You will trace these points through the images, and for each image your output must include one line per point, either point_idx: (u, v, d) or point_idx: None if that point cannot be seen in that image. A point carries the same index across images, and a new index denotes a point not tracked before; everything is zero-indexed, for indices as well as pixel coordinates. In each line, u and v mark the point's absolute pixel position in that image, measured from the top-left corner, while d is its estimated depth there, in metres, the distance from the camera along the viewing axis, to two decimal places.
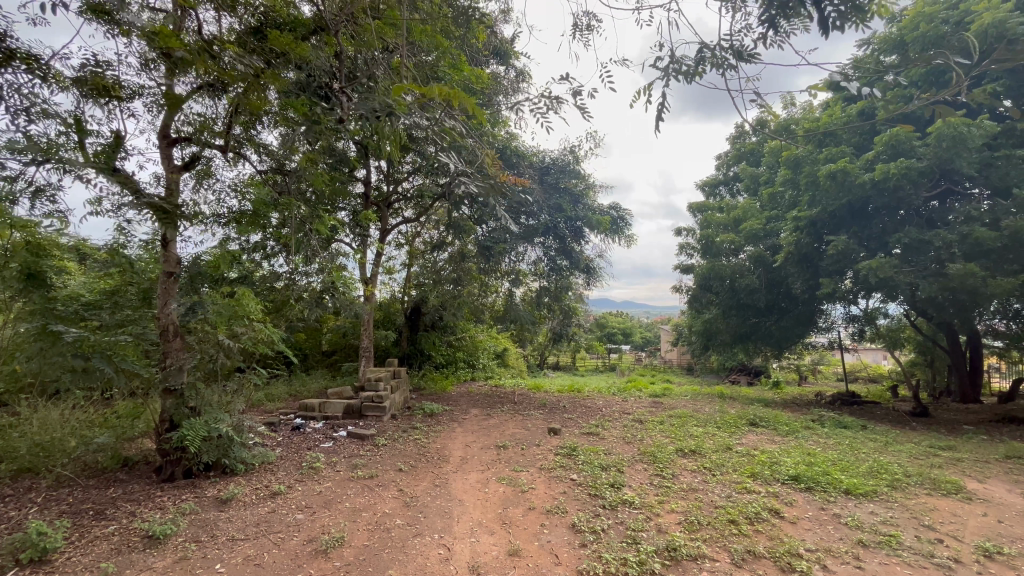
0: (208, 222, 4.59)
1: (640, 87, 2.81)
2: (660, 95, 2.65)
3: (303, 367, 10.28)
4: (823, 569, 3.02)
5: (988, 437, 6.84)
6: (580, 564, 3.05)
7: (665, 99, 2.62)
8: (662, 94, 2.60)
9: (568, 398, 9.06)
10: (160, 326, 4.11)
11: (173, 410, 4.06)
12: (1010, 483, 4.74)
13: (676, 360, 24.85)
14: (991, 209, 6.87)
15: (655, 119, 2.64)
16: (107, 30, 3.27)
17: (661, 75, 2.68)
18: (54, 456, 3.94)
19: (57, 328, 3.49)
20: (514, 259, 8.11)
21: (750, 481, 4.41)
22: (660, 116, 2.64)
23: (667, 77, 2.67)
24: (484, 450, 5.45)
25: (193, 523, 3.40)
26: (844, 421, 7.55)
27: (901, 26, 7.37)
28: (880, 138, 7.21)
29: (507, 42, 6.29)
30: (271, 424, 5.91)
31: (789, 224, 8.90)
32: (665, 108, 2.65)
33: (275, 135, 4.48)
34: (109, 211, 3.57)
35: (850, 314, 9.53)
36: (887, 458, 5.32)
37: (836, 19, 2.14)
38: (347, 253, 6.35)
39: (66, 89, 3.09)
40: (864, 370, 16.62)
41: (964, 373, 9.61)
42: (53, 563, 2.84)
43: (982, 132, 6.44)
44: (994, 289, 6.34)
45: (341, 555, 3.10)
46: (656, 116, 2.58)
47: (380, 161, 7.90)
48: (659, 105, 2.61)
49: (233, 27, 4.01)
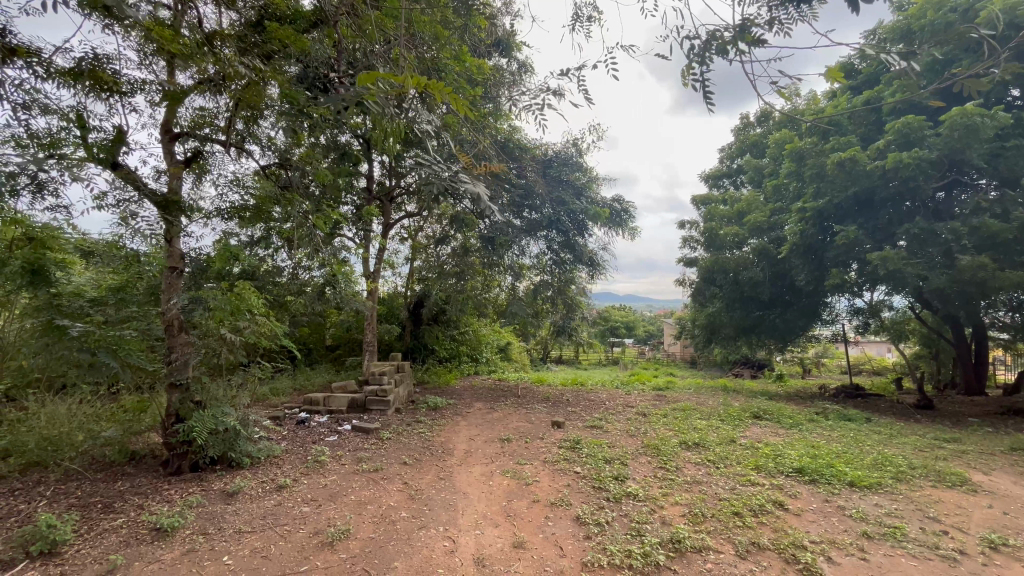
0: (209, 215, 4.58)
1: (682, 69, 2.56)
2: (700, 76, 2.46)
3: (308, 361, 10.34)
4: (827, 560, 3.03)
5: (993, 429, 6.82)
6: (585, 556, 3.06)
7: (706, 77, 2.44)
8: (704, 72, 2.40)
9: (571, 392, 9.06)
10: (164, 322, 3.94)
11: (178, 404, 4.02)
12: (1016, 475, 4.72)
13: (679, 354, 24.78)
14: (999, 200, 6.77)
15: (704, 101, 2.44)
16: (107, 24, 3.24)
17: (687, 60, 2.54)
18: (62, 450, 3.95)
19: (62, 324, 3.51)
20: (517, 254, 7.97)
21: (754, 473, 4.43)
22: (706, 95, 2.44)
23: (691, 61, 2.54)
24: (487, 443, 5.48)
25: (200, 515, 3.44)
26: (848, 414, 7.51)
27: (910, 14, 7.28)
28: (892, 126, 7.09)
29: (510, 35, 6.31)
30: (277, 418, 5.95)
31: (794, 215, 8.82)
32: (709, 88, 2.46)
33: (276, 129, 4.41)
34: (112, 206, 3.54)
35: (855, 306, 9.40)
36: (892, 451, 5.31)
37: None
38: (350, 246, 6.37)
39: (68, 84, 3.08)
40: (868, 363, 16.70)
41: (970, 366, 9.54)
42: (62, 556, 2.86)
43: (994, 123, 6.33)
44: (1004, 281, 6.27)
45: (346, 548, 3.12)
46: (703, 98, 2.39)
47: (383, 155, 7.86)
48: (700, 87, 2.42)
49: (234, 21, 3.94)
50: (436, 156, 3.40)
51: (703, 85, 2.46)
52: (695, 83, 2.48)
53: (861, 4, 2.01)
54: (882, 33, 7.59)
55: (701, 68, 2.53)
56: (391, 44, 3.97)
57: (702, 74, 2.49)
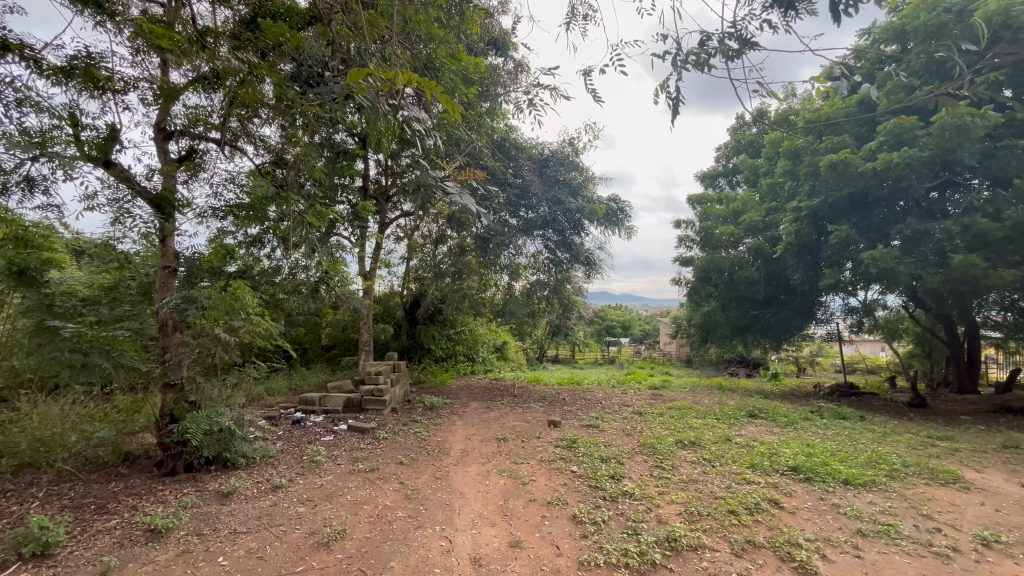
0: (203, 214, 4.50)
1: (656, 84, 2.55)
2: (674, 88, 2.47)
3: (303, 361, 10.30)
4: (821, 558, 3.05)
5: (984, 427, 6.90)
6: (581, 555, 3.06)
7: (678, 92, 2.45)
8: (676, 87, 2.42)
9: (567, 391, 9.10)
10: (158, 321, 3.97)
11: (173, 405, 3.99)
12: (1008, 473, 4.76)
13: (674, 353, 24.83)
14: (992, 200, 6.80)
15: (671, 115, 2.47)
16: (99, 22, 3.20)
17: (671, 66, 2.54)
18: (54, 451, 3.90)
19: (54, 324, 3.49)
20: (513, 253, 7.99)
21: (750, 472, 4.45)
22: (677, 108, 2.46)
23: (676, 68, 2.55)
24: (484, 442, 5.47)
25: (195, 516, 3.42)
26: (843, 413, 7.55)
27: (903, 15, 7.34)
28: (884, 127, 7.14)
29: (506, 34, 6.33)
30: (272, 418, 5.91)
31: (791, 215, 8.84)
32: (678, 102, 2.47)
33: (272, 128, 4.35)
34: (105, 204, 3.50)
35: (848, 305, 9.48)
36: (886, 449, 5.35)
37: (845, 5, 2.01)
38: (346, 245, 6.34)
39: (59, 82, 3.05)
40: (862, 362, 16.83)
41: (962, 365, 9.61)
42: (56, 557, 2.85)
43: (985, 123, 6.36)
44: (995, 280, 6.33)
45: (342, 548, 3.11)
46: (672, 112, 2.41)
47: (379, 153, 7.83)
48: (673, 101, 2.44)
49: (228, 19, 3.91)
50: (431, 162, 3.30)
51: (672, 98, 2.48)
52: (669, 98, 2.49)
53: (843, 15, 2.00)
54: (878, 33, 7.64)
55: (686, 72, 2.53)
56: (386, 43, 3.96)
57: (679, 83, 2.47)
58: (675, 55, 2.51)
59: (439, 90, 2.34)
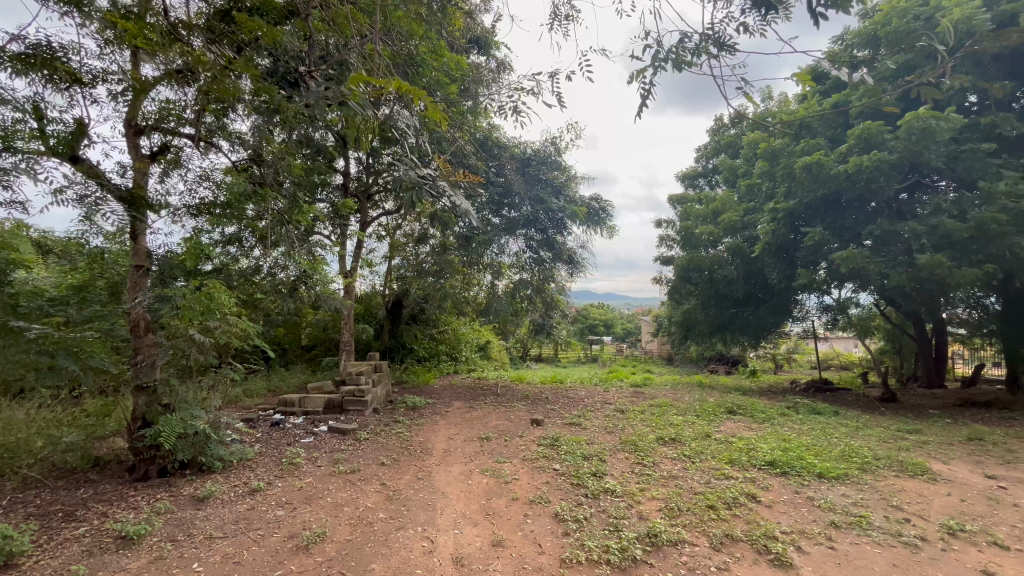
0: (177, 213, 4.29)
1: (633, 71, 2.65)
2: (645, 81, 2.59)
3: (282, 362, 10.11)
4: (796, 549, 3.12)
5: (951, 420, 7.15)
6: (563, 552, 3.08)
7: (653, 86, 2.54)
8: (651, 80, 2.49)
9: (550, 389, 9.13)
10: (131, 322, 3.81)
11: (145, 408, 3.88)
12: (973, 464, 4.95)
13: (655, 351, 25.18)
14: (958, 201, 7.03)
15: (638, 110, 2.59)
16: (66, 12, 3.09)
17: (650, 63, 2.58)
18: (18, 457, 3.76)
19: (19, 325, 3.35)
20: (496, 252, 8.04)
21: (728, 467, 4.53)
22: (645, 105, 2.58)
23: (655, 66, 2.58)
24: (467, 442, 5.45)
25: (169, 521, 3.33)
26: (817, 408, 7.75)
27: (875, 21, 7.57)
28: (854, 131, 7.35)
29: (489, 33, 6.31)
30: (249, 421, 5.78)
31: (767, 215, 9.01)
32: (648, 96, 2.58)
33: (248, 125, 4.21)
34: (72, 201, 3.35)
35: (823, 303, 9.74)
36: (858, 443, 5.52)
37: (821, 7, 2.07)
38: (326, 244, 6.25)
39: (22, 73, 2.92)
40: (836, 358, 17.31)
41: (930, 361, 9.95)
42: (20, 567, 2.73)
43: (950, 126, 6.58)
44: (960, 279, 6.58)
45: (322, 551, 3.07)
46: (640, 104, 2.53)
47: (359, 151, 7.74)
48: (644, 93, 2.56)
49: (202, 11, 3.81)
50: (415, 161, 3.26)
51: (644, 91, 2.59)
52: (642, 88, 2.60)
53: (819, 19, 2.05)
54: (850, 38, 7.86)
55: (663, 70, 2.57)
56: (366, 40, 3.91)
57: (654, 78, 2.57)
58: (656, 53, 2.54)
59: (428, 99, 2.45)
